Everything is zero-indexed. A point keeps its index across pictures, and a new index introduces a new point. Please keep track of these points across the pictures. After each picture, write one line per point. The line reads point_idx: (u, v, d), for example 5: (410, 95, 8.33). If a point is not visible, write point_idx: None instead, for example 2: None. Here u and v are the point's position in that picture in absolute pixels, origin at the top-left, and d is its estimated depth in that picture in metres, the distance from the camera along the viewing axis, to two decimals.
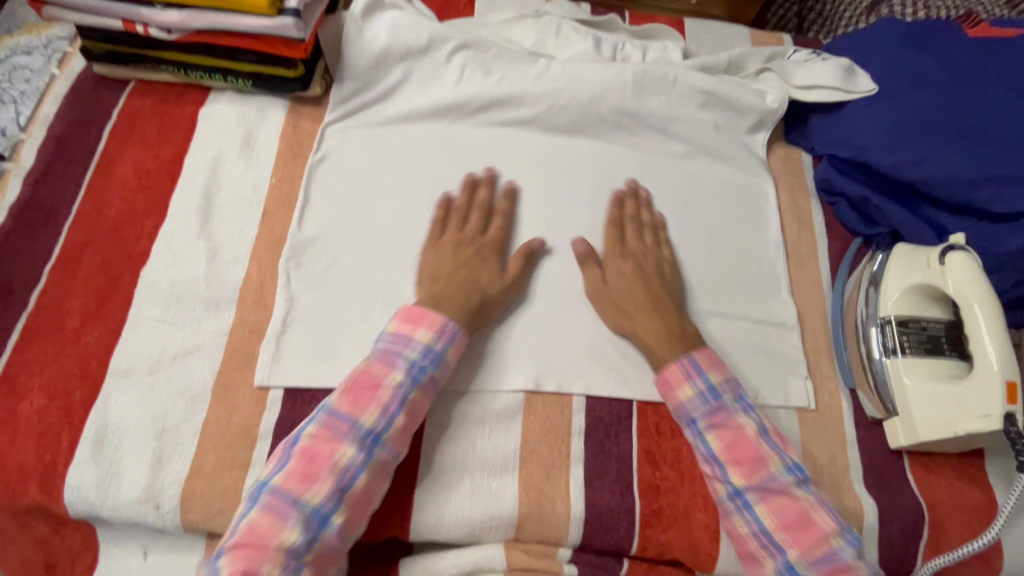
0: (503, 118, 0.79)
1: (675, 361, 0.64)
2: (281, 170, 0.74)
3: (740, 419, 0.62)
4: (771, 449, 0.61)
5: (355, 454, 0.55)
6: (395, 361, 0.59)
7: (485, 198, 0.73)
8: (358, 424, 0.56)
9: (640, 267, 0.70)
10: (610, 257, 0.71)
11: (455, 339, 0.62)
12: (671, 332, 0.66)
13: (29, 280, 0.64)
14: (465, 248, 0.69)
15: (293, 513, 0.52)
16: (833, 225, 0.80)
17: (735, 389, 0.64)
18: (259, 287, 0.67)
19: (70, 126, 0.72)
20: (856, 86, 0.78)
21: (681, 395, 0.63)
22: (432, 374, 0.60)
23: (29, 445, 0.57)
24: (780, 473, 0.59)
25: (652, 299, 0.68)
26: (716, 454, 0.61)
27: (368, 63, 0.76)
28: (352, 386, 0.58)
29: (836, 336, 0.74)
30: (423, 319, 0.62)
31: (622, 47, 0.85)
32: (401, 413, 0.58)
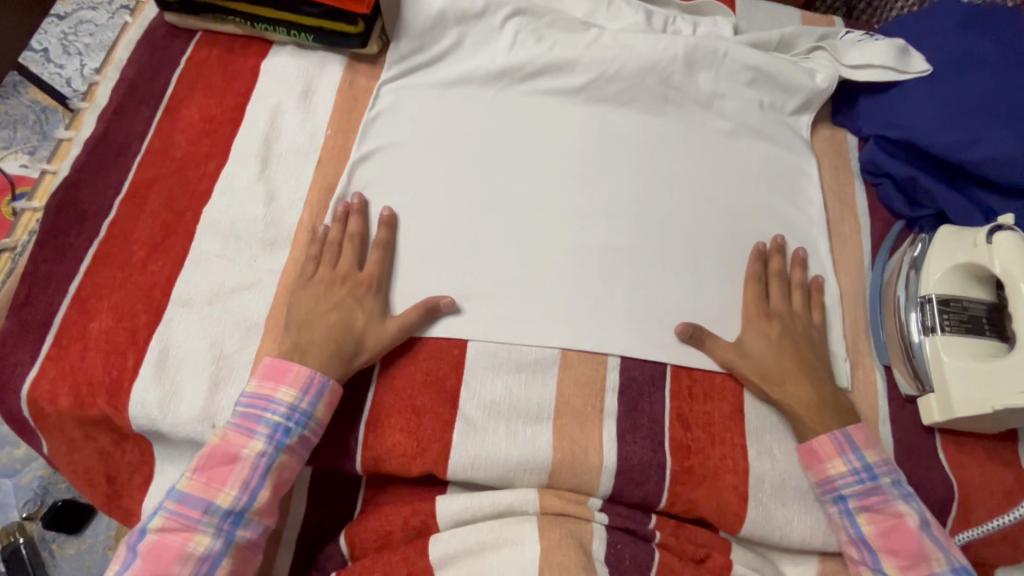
0: (553, 84, 0.80)
1: (828, 434, 0.64)
2: (337, 122, 0.77)
3: (899, 507, 0.62)
4: (933, 544, 0.60)
5: (212, 540, 0.56)
6: (252, 429, 0.59)
7: (354, 231, 0.69)
8: (213, 508, 0.57)
9: (789, 331, 0.69)
10: (755, 317, 0.70)
11: (323, 394, 0.61)
12: (823, 402, 0.66)
13: (102, 210, 0.68)
14: (336, 289, 0.66)
15: None
16: (876, 206, 0.80)
17: (894, 473, 0.63)
18: (312, 231, 0.70)
19: (141, 71, 0.76)
20: (909, 67, 0.78)
21: (832, 470, 0.63)
22: (298, 437, 0.60)
23: (97, 360, 0.61)
24: (944, 571, 0.60)
25: (805, 369, 0.67)
26: (865, 536, 0.62)
27: (426, 24, 0.78)
28: (204, 467, 0.58)
29: (874, 314, 0.74)
30: (285, 377, 0.60)
31: (673, 21, 0.86)
32: (263, 487, 0.58)
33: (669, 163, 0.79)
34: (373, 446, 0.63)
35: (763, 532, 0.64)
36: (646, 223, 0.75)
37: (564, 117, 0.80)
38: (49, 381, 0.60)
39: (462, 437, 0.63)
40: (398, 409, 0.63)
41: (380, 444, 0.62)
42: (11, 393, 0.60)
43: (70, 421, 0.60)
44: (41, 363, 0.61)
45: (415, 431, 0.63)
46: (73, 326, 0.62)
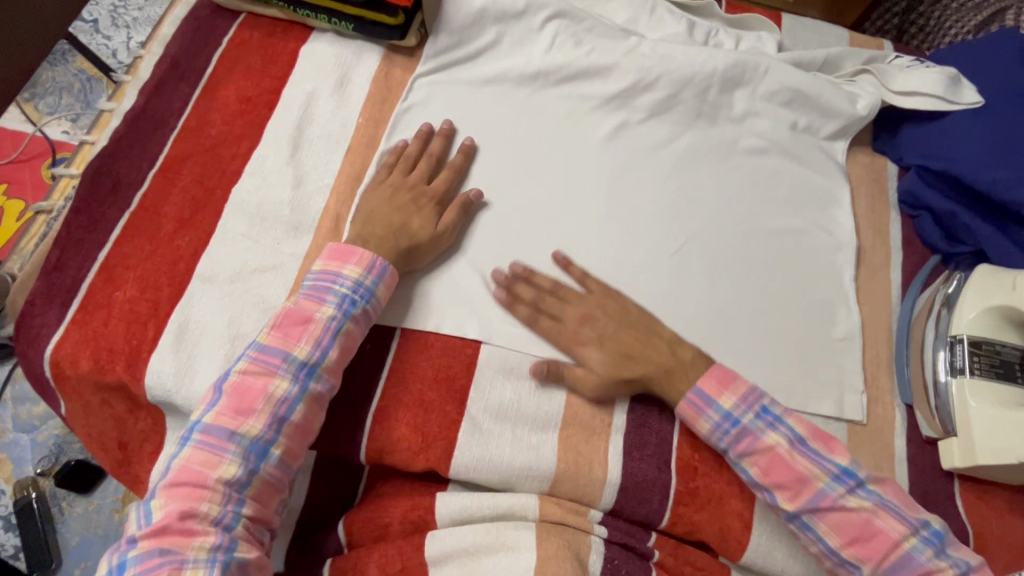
0: (588, 89, 0.79)
1: (682, 398, 0.63)
2: (369, 112, 0.77)
3: (768, 440, 0.60)
4: (808, 461, 0.60)
5: (289, 386, 0.58)
6: (324, 296, 0.62)
7: (436, 150, 0.74)
8: (290, 357, 0.59)
9: (603, 325, 0.66)
10: (568, 337, 0.66)
11: (385, 275, 0.64)
12: (671, 368, 0.64)
13: (135, 182, 0.69)
14: (403, 193, 0.70)
15: (230, 447, 0.55)
16: (910, 238, 0.78)
17: (758, 405, 0.62)
18: (336, 219, 0.70)
19: (184, 48, 0.77)
20: (959, 98, 0.75)
21: (703, 429, 0.62)
22: (364, 308, 0.63)
23: (119, 328, 0.62)
24: (829, 486, 0.58)
25: (642, 339, 0.65)
26: (756, 480, 0.61)
27: (466, 20, 0.78)
28: (229, 398, 0.57)
29: (899, 350, 0.72)
30: (351, 257, 0.64)
31: (715, 33, 0.84)
32: (334, 346, 0.61)
33: (698, 178, 0.77)
34: (379, 436, 0.63)
35: (765, 562, 0.62)
36: (670, 238, 0.74)
37: (596, 123, 0.79)
38: (72, 345, 0.62)
39: (468, 437, 0.62)
40: (406, 404, 0.64)
41: (386, 436, 0.63)
42: (36, 352, 0.62)
43: (89, 384, 0.62)
44: (66, 327, 0.62)
45: (421, 425, 0.63)
46: (99, 294, 0.63)
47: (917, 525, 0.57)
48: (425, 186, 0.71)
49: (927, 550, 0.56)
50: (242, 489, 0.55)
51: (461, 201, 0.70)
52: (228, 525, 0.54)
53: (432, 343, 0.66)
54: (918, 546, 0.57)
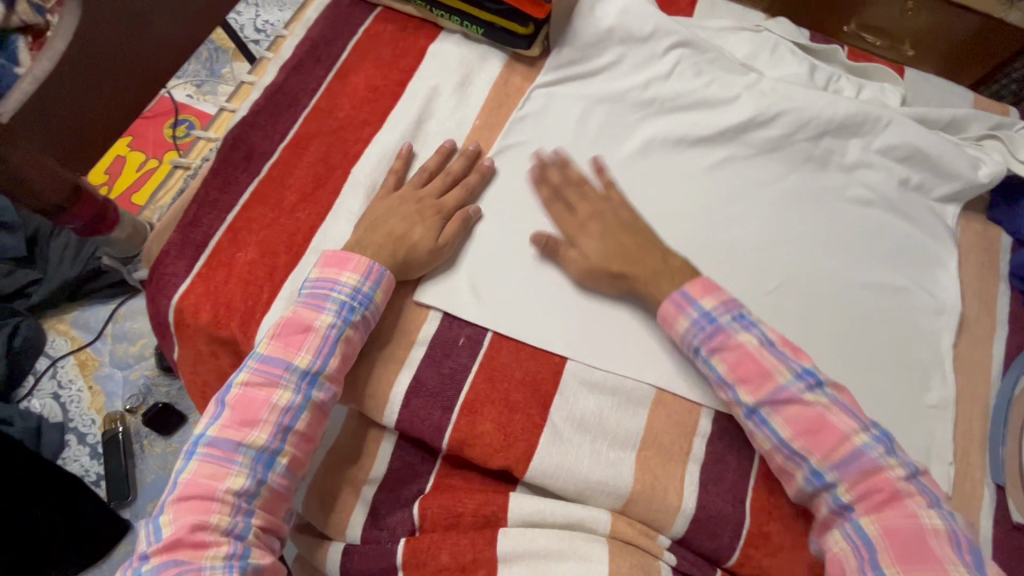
0: (702, 118, 0.79)
1: (665, 296, 0.65)
2: (486, 115, 0.80)
3: (740, 338, 0.62)
4: (775, 359, 0.61)
5: (292, 395, 0.60)
6: (322, 304, 0.63)
7: (459, 170, 0.74)
8: (292, 367, 0.60)
9: (605, 228, 0.70)
10: (572, 226, 0.71)
11: (382, 281, 0.66)
12: (658, 270, 0.67)
13: (266, 153, 0.74)
14: (409, 204, 0.70)
15: (235, 459, 0.58)
16: (1017, 314, 0.75)
17: (734, 308, 0.64)
18: None
19: (323, 34, 0.82)
20: None
21: (680, 328, 0.64)
22: (364, 314, 0.64)
23: (237, 288, 0.66)
24: (790, 381, 0.60)
25: (637, 245, 0.69)
26: (723, 377, 0.62)
27: (591, 38, 0.80)
28: (231, 412, 0.59)
29: (996, 426, 0.70)
30: (348, 263, 0.65)
31: (836, 79, 0.84)
32: (334, 355, 0.62)
33: (802, 223, 0.77)
34: (461, 428, 0.64)
35: None
36: (766, 277, 0.74)
37: (705, 154, 0.79)
38: (196, 297, 0.66)
39: (548, 443, 0.64)
40: (490, 401, 0.65)
41: (468, 428, 0.64)
42: (162, 298, 0.67)
43: (203, 335, 0.66)
44: (192, 279, 0.67)
45: (504, 425, 0.64)
46: (223, 252, 0.68)
47: (867, 423, 0.59)
48: (437, 199, 0.71)
49: (877, 445, 0.58)
50: (250, 499, 0.57)
51: (462, 216, 0.70)
52: (239, 535, 0.56)
53: (524, 347, 0.68)
54: (867, 442, 0.58)
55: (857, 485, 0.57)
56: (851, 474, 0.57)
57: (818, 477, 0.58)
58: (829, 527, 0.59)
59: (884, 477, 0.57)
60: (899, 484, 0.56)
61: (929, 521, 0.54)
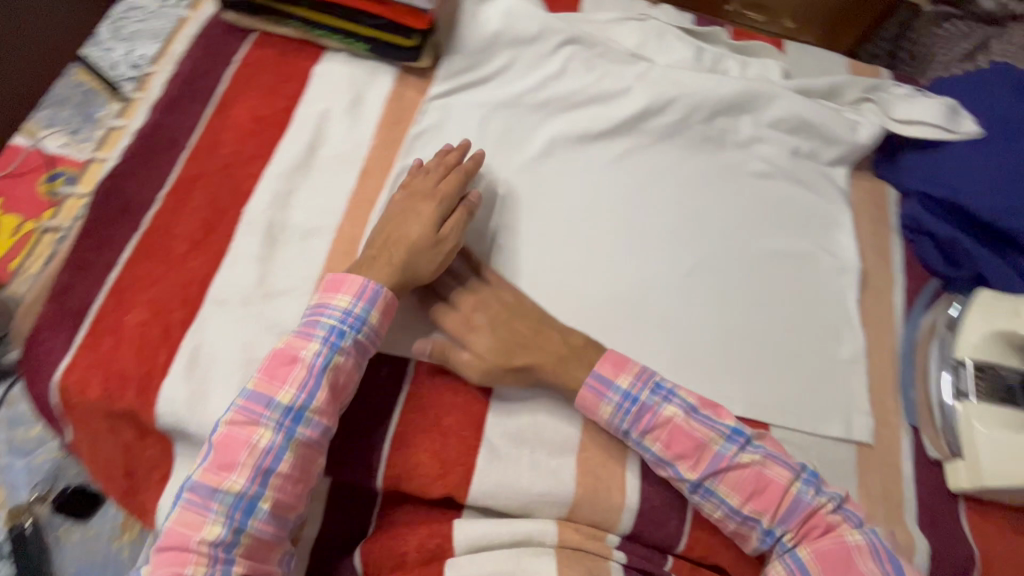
0: (600, 113, 0.80)
1: (583, 383, 0.62)
2: (382, 133, 0.77)
3: (666, 412, 0.61)
4: (703, 427, 0.60)
5: (273, 436, 0.56)
6: (312, 331, 0.59)
7: (453, 161, 0.71)
8: (273, 404, 0.57)
9: (497, 319, 0.65)
10: (459, 323, 0.65)
11: (378, 302, 0.61)
12: (563, 356, 0.63)
13: (145, 203, 0.68)
14: (415, 198, 0.68)
15: (213, 506, 0.54)
16: (912, 262, 0.79)
17: (652, 378, 0.62)
18: (350, 241, 0.71)
19: (195, 66, 0.77)
20: (957, 126, 0.78)
21: (603, 413, 0.62)
22: (356, 339, 0.60)
23: (129, 354, 0.61)
24: (723, 448, 0.60)
25: (534, 331, 0.65)
26: (660, 454, 0.61)
27: (479, 45, 0.79)
28: (211, 453, 0.55)
29: (903, 370, 0.74)
30: (342, 285, 0.61)
31: (722, 60, 0.86)
32: (322, 389, 0.58)
33: (707, 203, 0.78)
34: (396, 462, 0.62)
35: None
36: (680, 261, 0.75)
37: (607, 147, 0.80)
38: (82, 370, 0.60)
39: (486, 462, 0.62)
40: (424, 429, 0.63)
41: (404, 461, 0.62)
42: (44, 377, 0.61)
43: (98, 411, 0.60)
44: (76, 352, 0.61)
45: (440, 452, 0.62)
46: (110, 317, 0.62)
47: (798, 468, 0.60)
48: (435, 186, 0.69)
49: (812, 488, 0.60)
50: (230, 549, 0.54)
51: (463, 208, 0.68)
52: None
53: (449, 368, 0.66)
54: (802, 488, 0.59)
55: (799, 531, 0.59)
56: (792, 521, 0.59)
57: (770, 533, 0.60)
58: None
59: (818, 515, 0.59)
60: (831, 517, 0.59)
61: (853, 539, 0.57)
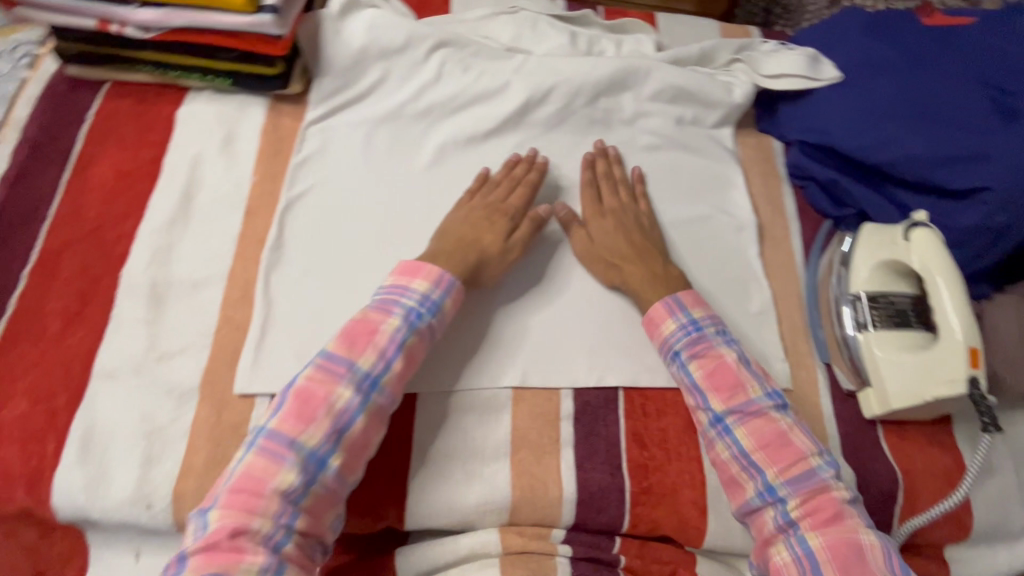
0: (484, 112, 0.80)
1: (660, 300, 0.68)
2: (262, 168, 0.74)
3: (721, 350, 0.65)
4: (750, 376, 0.64)
5: (351, 396, 0.57)
6: (391, 306, 0.62)
7: (521, 172, 0.75)
8: (355, 367, 0.58)
9: (620, 223, 0.74)
10: (590, 211, 0.76)
11: (452, 290, 0.65)
12: (655, 275, 0.70)
13: (8, 286, 0.64)
14: (476, 214, 0.72)
15: (289, 455, 0.54)
16: (804, 208, 0.82)
17: (719, 325, 0.68)
18: (245, 285, 0.68)
19: (46, 130, 0.72)
20: (819, 74, 0.79)
21: (664, 330, 0.67)
22: (428, 322, 0.63)
23: (13, 450, 0.57)
24: (760, 396, 0.63)
25: (635, 250, 0.72)
26: (697, 382, 0.64)
27: (347, 62, 0.77)
28: (292, 403, 0.56)
29: (810, 312, 0.77)
30: (421, 269, 0.65)
31: (596, 41, 0.87)
32: (399, 358, 0.60)
33: None
34: None
35: (725, 542, 0.64)
36: None
37: (497, 145, 0.80)
38: None
39: (419, 484, 0.62)
40: None
41: None
42: None
43: None
44: None
45: (371, 486, 0.62)
46: None
47: (822, 449, 0.62)
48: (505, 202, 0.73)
49: (830, 469, 0.60)
50: (297, 501, 0.53)
51: (534, 217, 0.73)
52: (277, 545, 0.52)
53: None
54: (821, 465, 0.60)
55: (806, 501, 0.59)
56: (801, 489, 0.59)
57: (772, 492, 0.60)
58: (770, 544, 0.59)
59: (828, 496, 0.59)
60: (842, 504, 0.58)
61: (865, 537, 0.56)
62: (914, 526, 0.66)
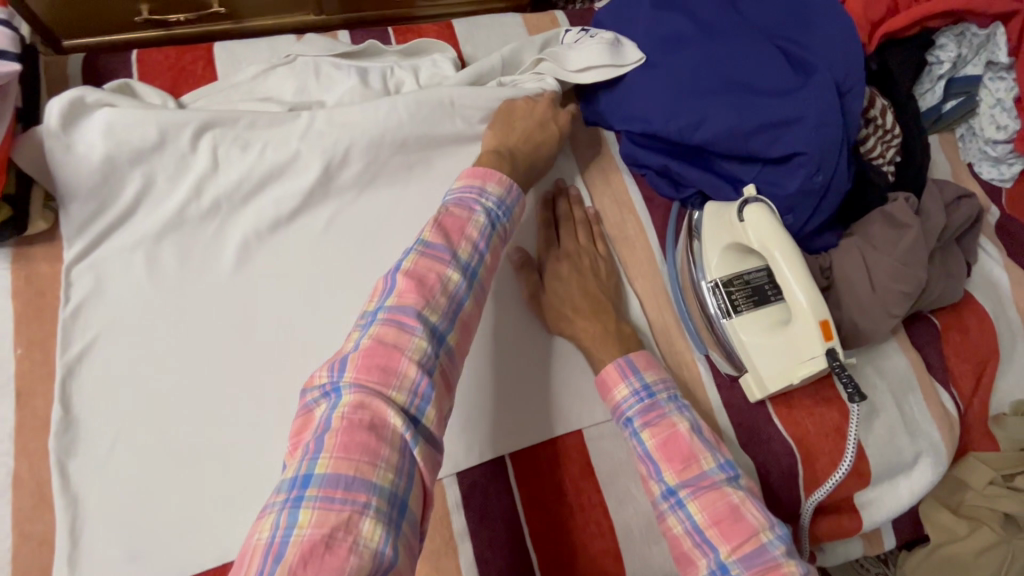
0: (284, 190, 0.70)
1: (612, 360, 0.64)
2: (25, 336, 0.62)
3: (673, 417, 0.60)
4: (704, 447, 0.59)
5: (460, 281, 0.55)
6: (472, 207, 0.61)
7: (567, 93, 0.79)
8: (457, 254, 0.56)
9: (576, 267, 0.70)
10: (549, 251, 0.72)
11: (518, 202, 0.66)
12: (607, 330, 0.67)
13: None
14: (540, 110, 0.74)
15: (418, 325, 0.50)
16: (650, 197, 0.79)
17: (672, 389, 0.63)
18: (38, 487, 0.57)
19: None
20: (623, 59, 0.74)
21: (617, 395, 0.63)
22: (504, 225, 0.63)
23: None
24: (712, 467, 0.58)
25: (596, 297, 0.69)
26: (650, 452, 0.59)
27: (94, 179, 0.64)
28: (406, 281, 0.52)
29: (679, 307, 0.74)
30: (490, 177, 0.64)
31: (391, 73, 0.78)
32: (488, 252, 0.60)
33: None
34: None
35: None
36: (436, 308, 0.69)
37: (309, 222, 0.70)
38: None
39: None
40: None
41: None
42: None
43: None
44: None
45: None
46: None
47: (774, 522, 0.55)
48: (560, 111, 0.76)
49: (782, 545, 0.54)
50: (429, 373, 0.50)
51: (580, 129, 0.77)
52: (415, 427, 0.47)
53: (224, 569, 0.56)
54: (773, 539, 0.54)
55: None
56: (752, 568, 0.52)
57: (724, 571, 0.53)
58: None
59: None
60: None
61: None
62: (819, 496, 0.67)
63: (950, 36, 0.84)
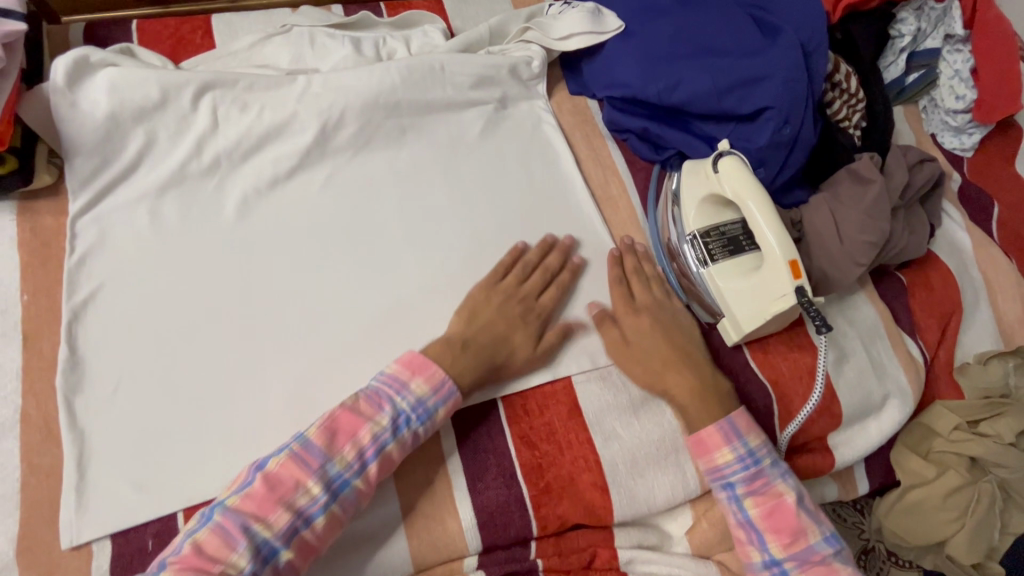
0: (281, 150, 0.73)
1: (714, 423, 0.65)
2: (31, 283, 0.64)
3: (779, 487, 0.65)
4: (809, 518, 0.64)
5: (318, 495, 0.54)
6: (381, 405, 0.59)
7: (554, 263, 0.72)
8: (328, 464, 0.55)
9: (657, 320, 0.70)
10: (629, 304, 0.71)
11: (449, 399, 0.61)
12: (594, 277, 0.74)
13: None
14: (512, 304, 0.69)
15: (242, 539, 0.51)
16: (632, 160, 0.82)
17: (773, 454, 0.66)
18: (45, 423, 0.59)
19: None
20: (604, 26, 0.79)
21: (718, 458, 0.65)
22: (415, 429, 0.59)
23: None
24: (820, 542, 0.63)
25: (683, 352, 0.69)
26: (752, 520, 0.64)
27: (97, 135, 0.67)
28: (259, 485, 0.53)
29: (661, 261, 0.78)
30: (423, 371, 0.61)
31: (384, 43, 0.82)
32: (374, 462, 0.57)
33: (434, 192, 0.75)
34: None
35: (633, 509, 0.66)
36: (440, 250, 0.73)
37: (307, 181, 0.73)
38: None
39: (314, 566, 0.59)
40: None
41: None
42: None
43: None
44: None
45: None
46: None
47: None
48: (537, 298, 0.70)
49: None
50: None
51: (560, 328, 0.70)
52: None
53: None
54: None
55: None
56: None
57: None
58: None
59: None
60: None
61: None
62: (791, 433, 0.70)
63: (910, 10, 0.90)
